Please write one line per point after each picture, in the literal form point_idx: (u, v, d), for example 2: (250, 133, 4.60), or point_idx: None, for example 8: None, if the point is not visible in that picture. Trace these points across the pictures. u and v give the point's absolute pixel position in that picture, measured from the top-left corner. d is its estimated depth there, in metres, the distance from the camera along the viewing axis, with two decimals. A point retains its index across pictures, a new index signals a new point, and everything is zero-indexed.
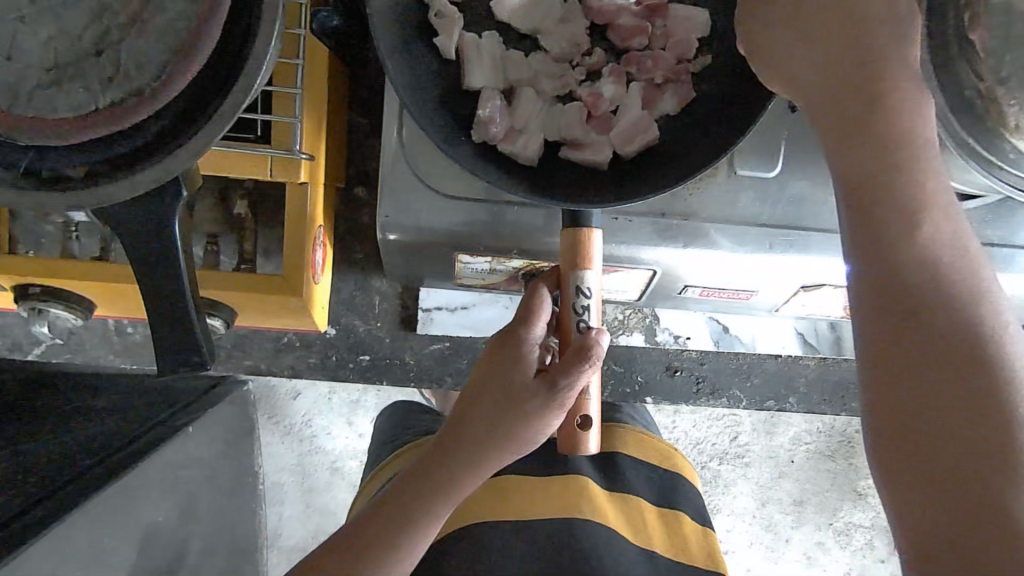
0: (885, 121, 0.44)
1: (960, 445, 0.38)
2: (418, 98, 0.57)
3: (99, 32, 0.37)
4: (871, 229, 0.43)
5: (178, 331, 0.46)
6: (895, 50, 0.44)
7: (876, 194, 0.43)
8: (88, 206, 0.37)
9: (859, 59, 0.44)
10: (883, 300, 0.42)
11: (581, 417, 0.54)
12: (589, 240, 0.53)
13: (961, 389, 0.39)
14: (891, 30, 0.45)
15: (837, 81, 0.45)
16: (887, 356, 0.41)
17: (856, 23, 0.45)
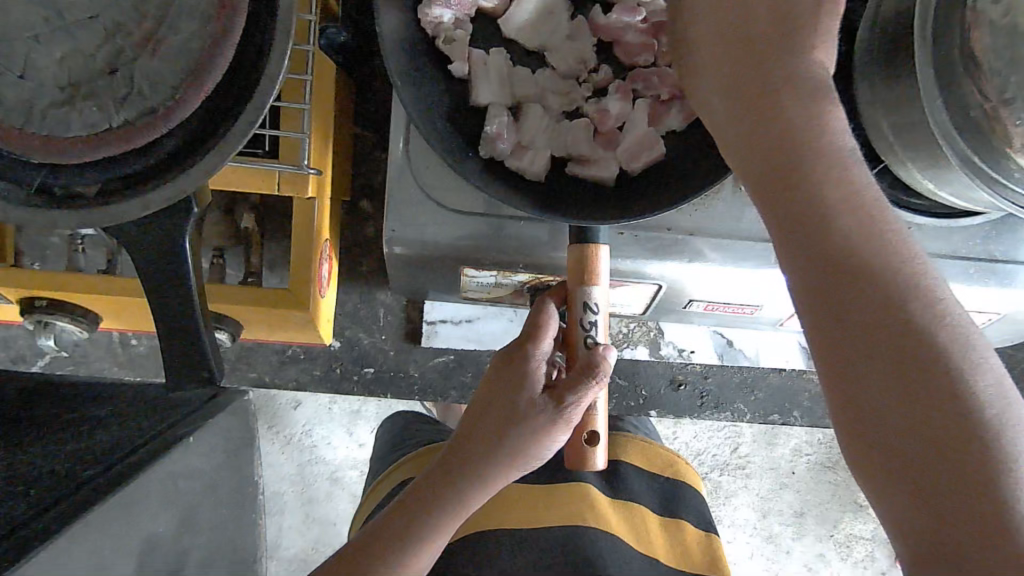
0: (798, 120, 0.44)
1: (926, 446, 0.37)
2: (426, 114, 0.57)
3: (112, 51, 0.38)
4: (799, 234, 0.42)
5: (188, 345, 0.46)
6: (800, 43, 0.45)
7: (801, 194, 0.42)
8: (101, 225, 0.38)
9: (766, 64, 0.45)
10: (820, 305, 0.41)
11: (587, 434, 0.54)
12: (595, 256, 0.54)
13: (914, 386, 0.38)
14: (794, 24, 0.45)
15: (748, 91, 0.46)
16: (834, 361, 0.40)
17: (756, 27, 0.46)
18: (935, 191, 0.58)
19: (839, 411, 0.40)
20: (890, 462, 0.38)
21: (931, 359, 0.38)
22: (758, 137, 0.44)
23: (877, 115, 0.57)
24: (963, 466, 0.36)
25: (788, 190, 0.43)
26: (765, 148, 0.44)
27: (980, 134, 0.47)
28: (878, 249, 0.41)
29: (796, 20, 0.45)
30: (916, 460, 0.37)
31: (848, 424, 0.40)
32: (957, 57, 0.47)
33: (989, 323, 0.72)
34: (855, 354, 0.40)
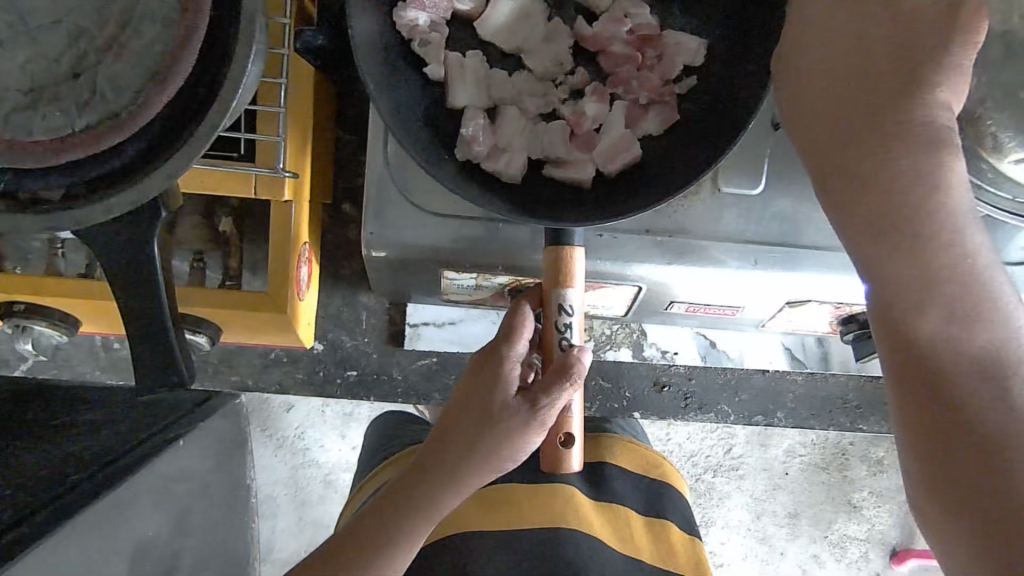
0: (912, 176, 0.43)
1: (994, 504, 0.44)
2: (402, 116, 0.57)
3: (76, 55, 0.38)
4: (895, 295, 0.45)
5: (158, 349, 0.46)
6: (921, 91, 0.44)
7: (913, 260, 0.44)
8: (65, 228, 0.38)
9: (887, 108, 0.44)
10: (914, 371, 0.46)
11: (564, 435, 0.55)
12: (571, 258, 0.54)
13: (991, 458, 0.44)
14: (924, 67, 0.44)
15: (864, 132, 0.44)
16: (926, 414, 0.46)
17: (886, 68, 0.45)
18: None
19: (921, 446, 0.47)
20: (958, 504, 0.46)
21: (1001, 434, 0.44)
22: (863, 185, 0.45)
23: None
24: (1002, 520, 0.44)
25: (897, 253, 0.44)
26: (873, 200, 0.44)
27: None
28: (971, 322, 0.44)
29: (924, 59, 0.44)
30: (999, 519, 0.44)
31: (941, 472, 0.46)
32: None
33: None
34: (954, 417, 0.45)
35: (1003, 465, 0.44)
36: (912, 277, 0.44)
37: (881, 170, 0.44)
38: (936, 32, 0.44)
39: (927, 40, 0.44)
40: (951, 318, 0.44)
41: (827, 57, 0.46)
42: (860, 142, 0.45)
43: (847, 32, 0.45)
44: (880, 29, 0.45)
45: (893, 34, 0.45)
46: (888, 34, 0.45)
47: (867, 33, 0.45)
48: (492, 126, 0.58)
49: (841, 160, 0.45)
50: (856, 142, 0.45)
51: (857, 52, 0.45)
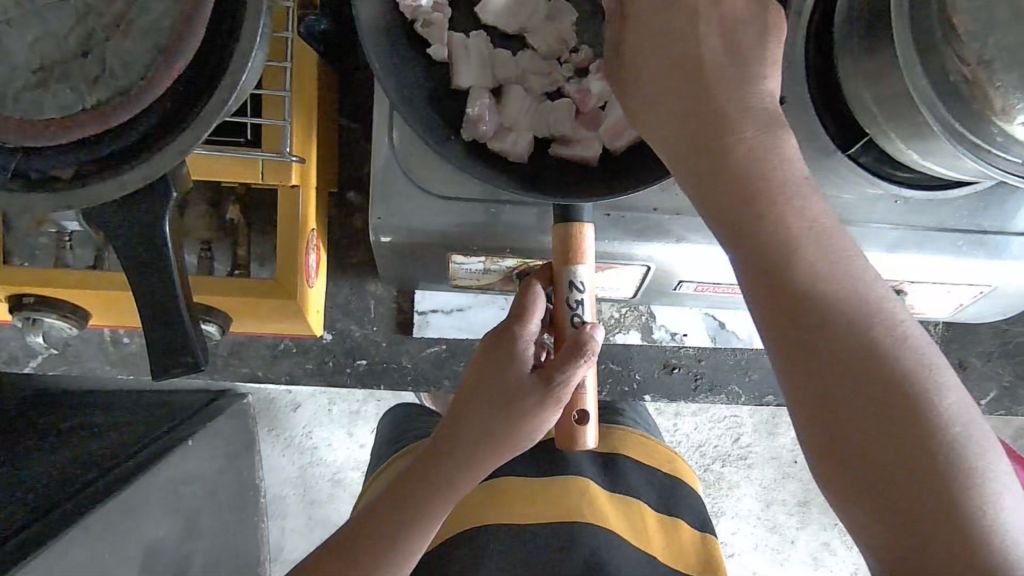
0: (748, 157, 0.44)
1: (899, 475, 0.39)
2: (407, 97, 0.57)
3: (85, 33, 0.38)
4: (764, 268, 0.42)
5: (173, 337, 0.45)
6: (746, 77, 0.45)
7: (767, 237, 0.42)
8: (79, 206, 0.37)
9: (714, 101, 0.45)
10: (789, 328, 0.42)
11: (578, 413, 0.54)
12: (580, 234, 0.53)
13: (883, 405, 0.39)
14: (743, 60, 0.46)
15: (699, 123, 0.45)
16: (813, 385, 0.41)
17: (705, 63, 0.46)
18: (920, 162, 0.58)
19: (816, 430, 0.41)
20: (863, 490, 0.39)
21: (902, 381, 0.40)
22: (711, 173, 0.44)
23: (859, 87, 0.57)
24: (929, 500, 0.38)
25: (752, 226, 0.43)
26: (724, 188, 0.43)
27: (959, 99, 0.46)
28: (838, 283, 0.42)
29: (744, 56, 0.46)
30: (893, 494, 0.39)
31: (824, 444, 0.41)
32: (936, 23, 0.47)
33: (981, 296, 0.72)
34: (828, 374, 0.41)
35: (910, 419, 0.39)
36: (775, 241, 0.42)
37: (718, 156, 0.44)
38: (750, 31, 0.46)
39: (742, 37, 0.46)
40: (813, 284, 0.42)
41: (658, 59, 0.47)
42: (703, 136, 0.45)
43: (668, 37, 0.47)
44: (698, 28, 0.46)
45: (714, 32, 0.46)
46: (703, 31, 0.46)
47: (686, 35, 0.46)
48: (497, 106, 0.59)
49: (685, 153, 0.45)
50: (693, 138, 0.45)
51: (678, 52, 0.46)
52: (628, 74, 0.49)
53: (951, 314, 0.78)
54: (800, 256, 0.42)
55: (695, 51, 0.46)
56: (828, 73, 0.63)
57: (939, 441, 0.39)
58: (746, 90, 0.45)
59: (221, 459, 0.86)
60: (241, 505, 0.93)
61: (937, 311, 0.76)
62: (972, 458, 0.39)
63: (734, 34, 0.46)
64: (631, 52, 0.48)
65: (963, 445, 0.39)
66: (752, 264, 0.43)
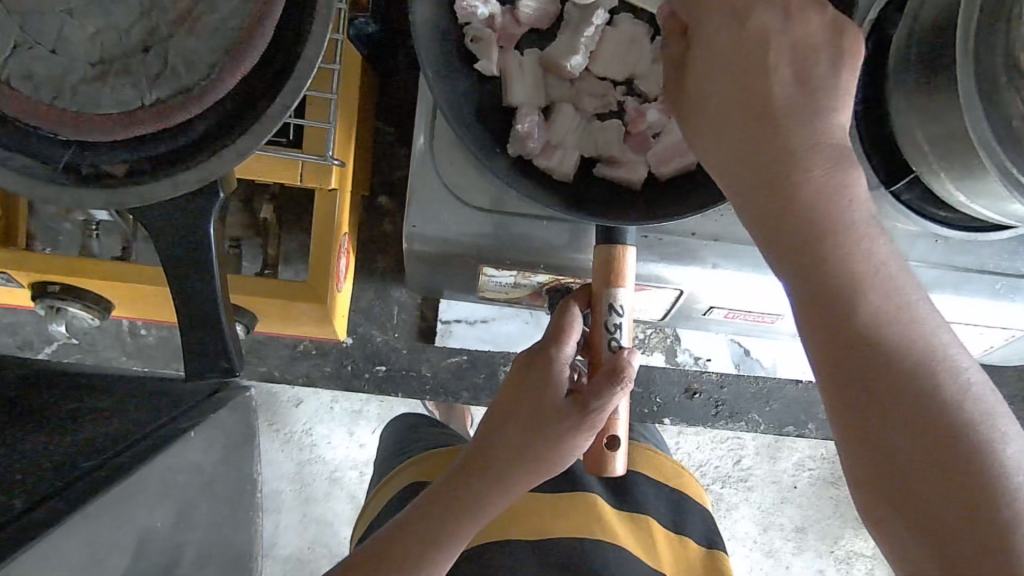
0: (820, 199, 0.40)
1: (955, 528, 0.35)
2: (455, 106, 0.56)
3: (148, 28, 0.36)
4: (811, 299, 0.39)
5: (208, 336, 0.45)
6: (817, 109, 0.41)
7: (827, 284, 0.39)
8: (128, 205, 0.37)
9: (780, 134, 0.40)
10: (851, 365, 0.38)
11: (608, 438, 0.53)
12: (622, 257, 0.52)
13: (947, 453, 0.36)
14: (815, 93, 0.41)
15: (758, 157, 0.41)
16: (867, 432, 0.38)
17: (773, 94, 0.41)
18: (968, 204, 0.56)
19: (864, 474, 0.38)
20: (906, 545, 0.36)
21: (968, 441, 0.36)
22: (772, 203, 0.40)
23: (911, 124, 0.56)
24: (977, 541, 0.34)
25: (799, 252, 0.40)
26: (785, 219, 0.40)
27: (1023, 146, 0.44)
28: (894, 324, 0.38)
29: (814, 85, 0.41)
30: (953, 548, 0.35)
31: (882, 496, 0.37)
32: (1001, 66, 0.44)
33: (1012, 339, 0.71)
34: (884, 424, 0.37)
35: (968, 463, 0.36)
36: (825, 271, 0.39)
37: (784, 198, 0.40)
38: (824, 58, 0.41)
39: (817, 63, 0.41)
40: (874, 329, 0.38)
41: (722, 82, 0.42)
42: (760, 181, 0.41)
43: (726, 53, 0.42)
44: (768, 57, 0.41)
45: (785, 59, 0.41)
46: (770, 62, 0.41)
47: (747, 47, 0.41)
48: (546, 123, 0.58)
49: (744, 198, 0.42)
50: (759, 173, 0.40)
51: (740, 82, 0.41)
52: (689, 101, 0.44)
53: (977, 355, 0.77)
54: (860, 299, 0.38)
55: (763, 80, 0.41)
56: (876, 106, 0.62)
57: (992, 495, 0.35)
58: (815, 120, 0.40)
59: (223, 455, 0.84)
60: (239, 502, 0.92)
61: (966, 351, 0.75)
62: None
63: (806, 59, 0.41)
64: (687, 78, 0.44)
65: None
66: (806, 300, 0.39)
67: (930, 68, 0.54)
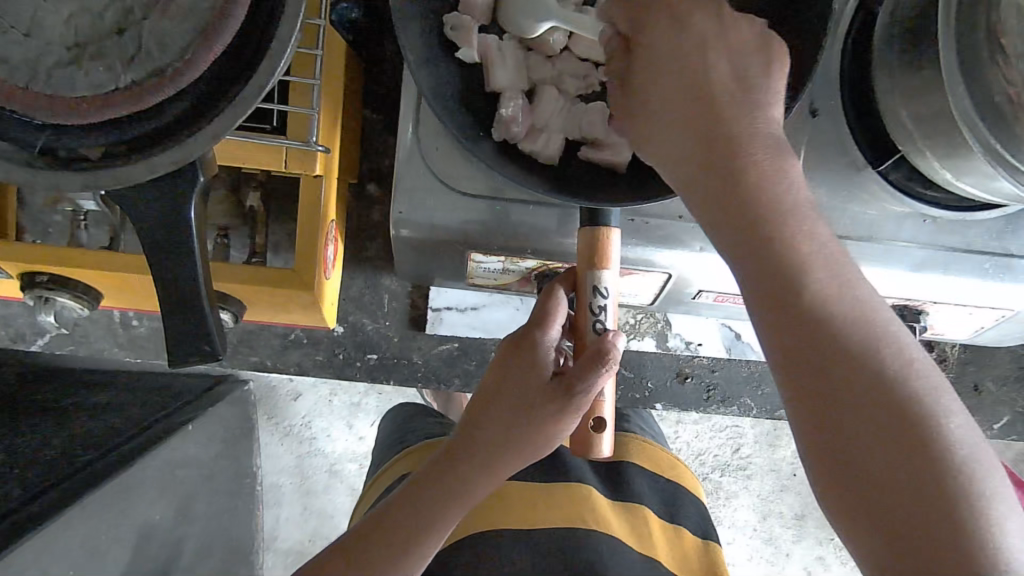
0: (762, 185, 0.41)
1: (904, 497, 0.37)
2: (437, 90, 0.56)
3: (123, 10, 0.37)
4: (763, 280, 0.40)
5: (191, 322, 0.45)
6: (753, 104, 0.43)
7: (782, 281, 0.40)
8: (105, 188, 0.36)
9: (725, 127, 0.42)
10: (802, 345, 0.39)
11: (594, 420, 0.52)
12: (606, 240, 0.52)
13: (896, 423, 0.37)
14: (753, 90, 0.43)
15: (706, 149, 0.42)
16: (821, 407, 0.39)
17: (717, 95, 0.43)
18: (953, 182, 0.56)
19: (816, 448, 0.39)
20: (856, 511, 0.38)
21: (914, 411, 0.38)
22: (725, 191, 0.41)
23: (895, 103, 0.56)
24: (926, 511, 0.36)
25: (750, 236, 0.40)
26: (736, 207, 0.41)
27: (1003, 121, 0.43)
28: (844, 305, 0.39)
29: (750, 85, 0.43)
30: (900, 516, 0.37)
31: (828, 467, 0.38)
32: (981, 40, 0.43)
33: (1003, 319, 0.70)
34: (834, 399, 0.38)
35: (913, 431, 0.37)
36: (775, 254, 0.40)
37: (735, 187, 0.41)
38: (756, 60, 0.44)
39: (751, 65, 0.44)
40: (825, 309, 0.39)
41: (665, 83, 0.44)
42: (706, 174, 0.42)
43: (672, 57, 0.44)
44: (704, 59, 0.44)
45: (721, 60, 0.43)
46: (706, 65, 0.44)
47: (686, 54, 0.44)
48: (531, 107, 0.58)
49: (697, 190, 0.42)
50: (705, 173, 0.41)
51: (685, 85, 0.43)
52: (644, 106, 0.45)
53: (969, 336, 0.77)
54: (806, 279, 0.40)
55: (703, 79, 0.43)
56: (861, 86, 0.62)
57: (934, 462, 0.37)
58: (754, 116, 0.42)
59: (218, 446, 0.84)
60: (236, 494, 0.92)
61: (957, 332, 0.75)
62: (973, 480, 0.37)
63: (741, 61, 0.44)
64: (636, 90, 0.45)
65: (967, 469, 0.37)
66: (757, 280, 0.40)
67: (913, 45, 0.54)
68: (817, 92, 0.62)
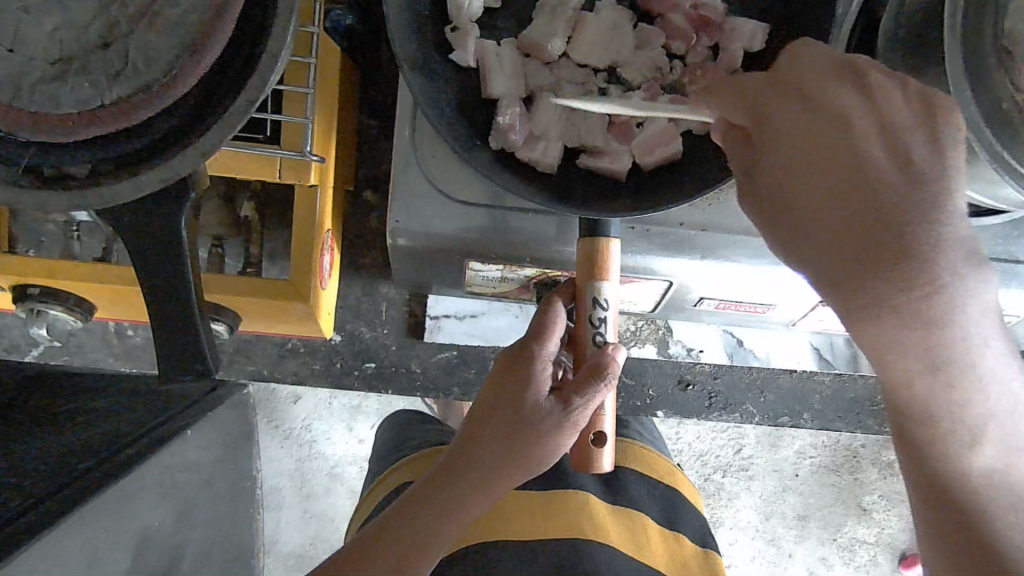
0: (929, 307, 0.39)
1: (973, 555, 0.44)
2: (433, 99, 0.54)
3: (108, 23, 0.36)
4: (909, 383, 0.41)
5: (182, 339, 0.44)
6: (931, 204, 0.39)
7: (932, 388, 0.41)
8: (92, 207, 0.36)
9: (892, 232, 0.39)
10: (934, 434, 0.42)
11: (594, 434, 0.53)
12: (606, 250, 0.51)
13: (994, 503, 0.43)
14: (918, 181, 0.40)
15: (858, 253, 0.40)
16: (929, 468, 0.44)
17: (886, 197, 0.40)
18: None
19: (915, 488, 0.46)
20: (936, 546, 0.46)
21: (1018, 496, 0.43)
22: (879, 306, 0.40)
23: None
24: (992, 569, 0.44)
25: (900, 347, 0.40)
26: (891, 323, 0.40)
27: (1011, 128, 0.42)
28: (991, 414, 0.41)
29: (920, 181, 0.40)
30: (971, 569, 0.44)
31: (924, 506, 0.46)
32: (989, 47, 0.42)
33: (1008, 325, 0.69)
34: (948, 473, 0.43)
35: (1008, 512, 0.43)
36: (932, 369, 0.40)
37: (896, 305, 0.39)
38: (921, 144, 0.41)
39: (913, 154, 0.41)
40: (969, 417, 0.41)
41: (809, 172, 0.42)
42: (864, 280, 0.40)
43: (806, 135, 0.42)
44: (856, 144, 0.41)
45: (872, 146, 0.41)
46: (861, 157, 0.41)
47: (836, 137, 0.42)
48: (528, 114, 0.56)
49: (844, 287, 0.41)
50: (855, 277, 0.40)
51: (847, 173, 0.41)
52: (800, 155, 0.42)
53: None
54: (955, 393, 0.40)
55: (872, 175, 0.40)
56: None
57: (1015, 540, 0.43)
58: (933, 221, 0.39)
59: (216, 455, 0.84)
60: (236, 503, 0.92)
61: None
62: None
63: (898, 147, 0.41)
64: (777, 136, 0.43)
65: None
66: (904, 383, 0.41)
67: (918, 50, 0.53)
68: None
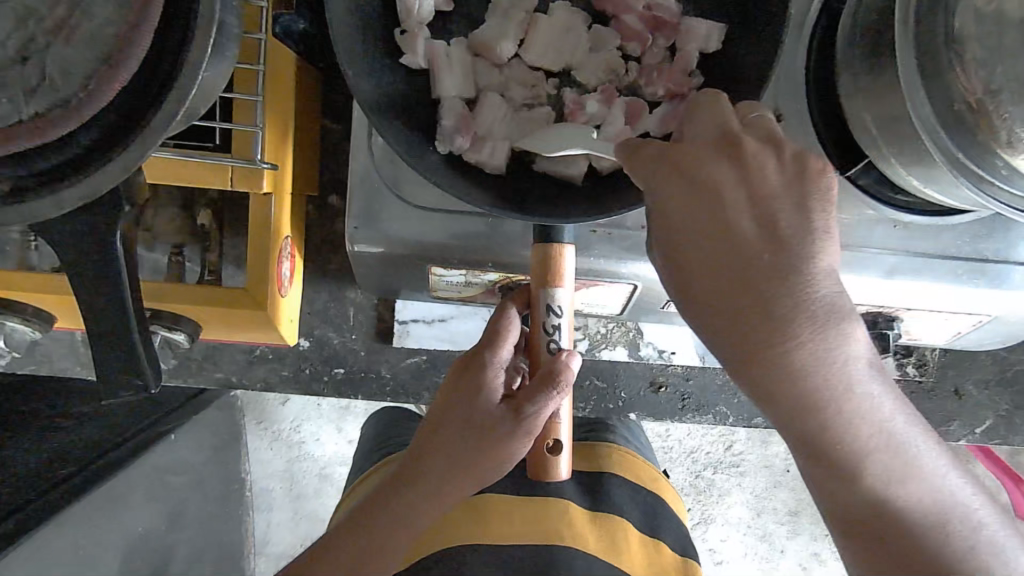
0: (794, 365, 0.42)
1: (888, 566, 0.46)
2: (383, 105, 0.54)
3: (24, 38, 0.35)
4: (802, 435, 0.44)
5: (123, 354, 0.44)
6: (796, 268, 0.42)
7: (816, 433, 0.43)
8: (12, 225, 0.35)
9: (762, 302, 0.42)
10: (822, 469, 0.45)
11: (551, 442, 0.52)
12: (560, 256, 0.50)
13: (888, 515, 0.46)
14: (784, 242, 0.42)
15: (739, 325, 0.42)
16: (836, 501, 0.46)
17: (756, 265, 0.42)
18: (920, 189, 0.54)
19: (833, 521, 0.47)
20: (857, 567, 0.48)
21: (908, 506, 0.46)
22: (763, 375, 0.43)
23: (859, 107, 0.54)
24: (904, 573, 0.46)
25: (786, 406, 0.43)
26: (777, 390, 0.43)
27: (965, 129, 0.41)
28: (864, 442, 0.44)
29: (785, 243, 0.42)
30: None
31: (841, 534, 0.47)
32: (939, 47, 0.41)
33: (981, 323, 0.68)
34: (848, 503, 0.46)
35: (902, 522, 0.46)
36: (812, 417, 0.43)
37: (774, 371, 0.42)
38: (791, 209, 0.43)
39: (782, 217, 0.42)
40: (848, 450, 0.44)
41: (704, 252, 0.43)
42: (740, 353, 0.43)
43: (694, 216, 0.43)
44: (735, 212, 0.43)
45: (744, 212, 0.43)
46: (736, 235, 0.42)
47: (719, 216, 0.42)
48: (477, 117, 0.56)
49: (740, 367, 0.44)
50: (743, 354, 0.43)
51: (727, 250, 0.42)
52: (685, 274, 0.44)
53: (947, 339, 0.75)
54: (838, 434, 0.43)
55: (741, 248, 0.42)
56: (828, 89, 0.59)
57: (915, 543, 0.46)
58: (795, 287, 0.42)
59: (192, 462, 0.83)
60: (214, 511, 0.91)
61: (935, 336, 0.74)
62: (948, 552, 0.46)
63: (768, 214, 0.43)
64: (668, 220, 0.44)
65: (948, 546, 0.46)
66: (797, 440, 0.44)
67: (875, 49, 0.52)
68: (781, 95, 0.59)
